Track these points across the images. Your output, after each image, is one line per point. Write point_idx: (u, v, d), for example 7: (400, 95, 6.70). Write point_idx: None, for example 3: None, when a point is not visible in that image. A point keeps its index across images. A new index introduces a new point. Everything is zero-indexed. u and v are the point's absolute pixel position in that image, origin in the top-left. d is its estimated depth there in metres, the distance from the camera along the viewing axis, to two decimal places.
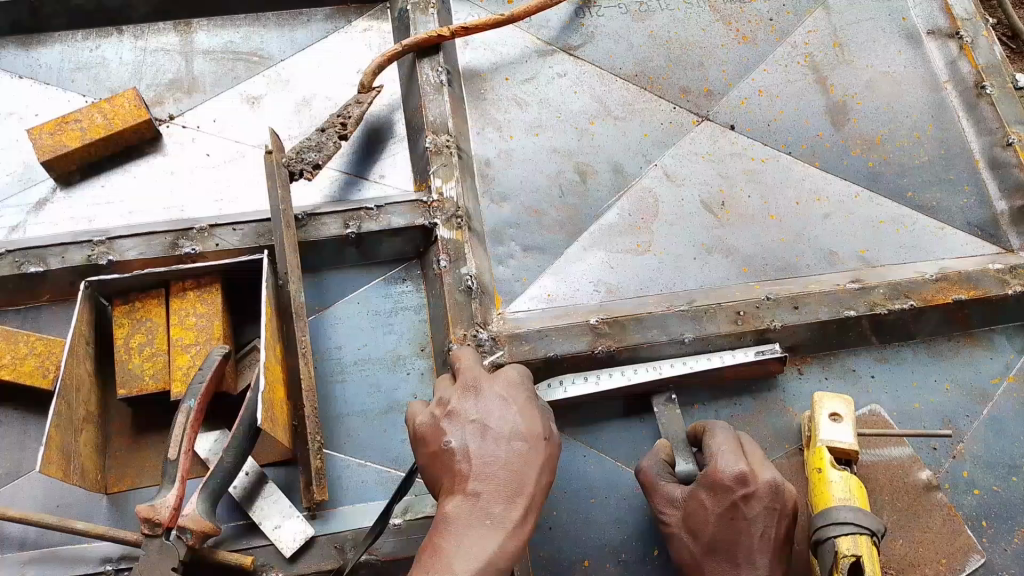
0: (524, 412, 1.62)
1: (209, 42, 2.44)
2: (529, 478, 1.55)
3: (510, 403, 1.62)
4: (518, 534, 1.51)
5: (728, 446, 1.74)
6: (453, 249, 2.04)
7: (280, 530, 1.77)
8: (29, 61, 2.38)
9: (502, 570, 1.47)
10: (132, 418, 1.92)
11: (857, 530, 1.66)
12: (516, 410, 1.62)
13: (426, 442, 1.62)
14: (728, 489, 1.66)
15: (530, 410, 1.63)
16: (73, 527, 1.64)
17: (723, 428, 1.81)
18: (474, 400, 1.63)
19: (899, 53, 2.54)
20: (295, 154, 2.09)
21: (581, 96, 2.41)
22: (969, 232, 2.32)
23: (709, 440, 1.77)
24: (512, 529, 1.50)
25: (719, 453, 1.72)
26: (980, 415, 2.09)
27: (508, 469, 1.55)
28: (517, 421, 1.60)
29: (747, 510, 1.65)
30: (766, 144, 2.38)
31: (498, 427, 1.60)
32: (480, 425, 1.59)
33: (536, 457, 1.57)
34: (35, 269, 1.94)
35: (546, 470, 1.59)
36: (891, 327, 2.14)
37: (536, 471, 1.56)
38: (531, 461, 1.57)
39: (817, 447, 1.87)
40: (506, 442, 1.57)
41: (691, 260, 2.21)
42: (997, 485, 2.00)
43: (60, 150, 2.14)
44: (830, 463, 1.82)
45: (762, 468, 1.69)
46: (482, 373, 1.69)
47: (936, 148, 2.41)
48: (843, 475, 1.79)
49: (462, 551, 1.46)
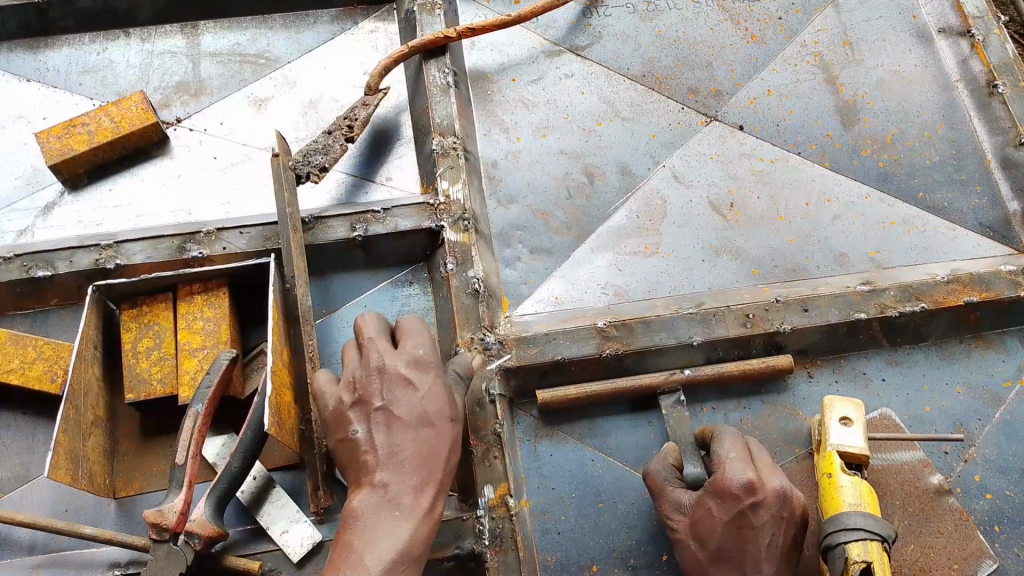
0: (431, 394, 1.61)
1: (215, 44, 2.44)
2: (439, 463, 1.59)
3: (417, 386, 1.60)
4: (427, 521, 1.56)
5: (737, 454, 1.72)
6: (460, 252, 2.04)
7: (288, 534, 1.76)
8: (36, 64, 2.39)
9: (416, 555, 1.53)
10: (140, 422, 1.92)
11: (867, 536, 1.64)
12: (424, 394, 1.60)
13: (334, 428, 1.62)
14: (736, 498, 1.64)
15: (438, 392, 1.62)
16: (82, 532, 1.65)
17: (731, 435, 1.79)
18: (382, 382, 1.60)
19: (909, 51, 2.51)
20: (301, 156, 2.09)
21: (589, 97, 2.39)
22: (981, 232, 2.29)
23: (718, 446, 1.76)
24: (422, 517, 1.55)
25: (726, 461, 1.70)
26: (992, 419, 2.06)
27: (414, 457, 1.57)
28: (424, 404, 1.59)
29: (754, 519, 1.64)
30: (775, 144, 2.36)
31: (407, 413, 1.59)
32: (387, 412, 1.58)
33: (442, 439, 1.60)
34: (43, 273, 1.95)
35: (453, 449, 1.62)
36: (901, 329, 2.12)
37: (444, 455, 1.59)
38: (436, 445, 1.59)
39: (827, 452, 1.85)
40: (412, 430, 1.58)
41: (699, 262, 2.19)
42: (1010, 490, 1.98)
43: (67, 154, 2.15)
44: (840, 467, 1.80)
45: (771, 477, 1.68)
46: (384, 346, 1.65)
47: (947, 148, 2.39)
48: (853, 480, 1.77)
49: (375, 543, 1.50)
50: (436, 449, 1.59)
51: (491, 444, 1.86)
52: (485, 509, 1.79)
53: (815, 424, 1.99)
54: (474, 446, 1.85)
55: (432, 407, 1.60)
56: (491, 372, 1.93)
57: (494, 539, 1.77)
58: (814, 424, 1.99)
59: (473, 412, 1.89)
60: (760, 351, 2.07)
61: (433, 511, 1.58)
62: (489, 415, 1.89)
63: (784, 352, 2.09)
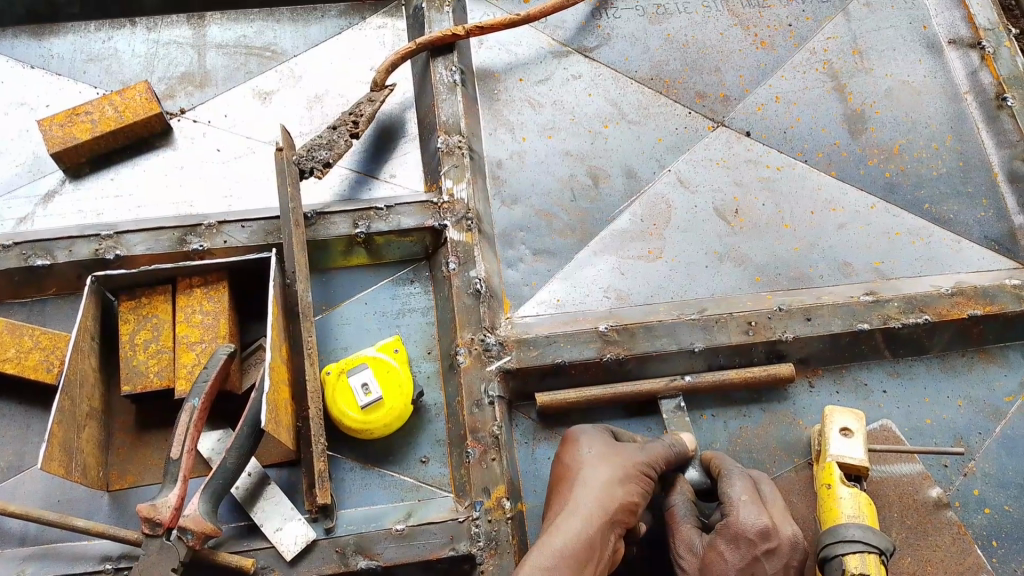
0: (573, 438, 1.76)
1: (222, 36, 2.43)
2: (579, 487, 1.66)
3: (566, 435, 1.78)
4: (567, 530, 1.58)
5: (747, 497, 1.71)
6: (463, 252, 2.03)
7: (281, 532, 1.74)
8: (41, 51, 2.37)
9: (552, 558, 1.53)
10: (136, 414, 1.91)
11: (862, 546, 1.64)
12: (568, 438, 1.77)
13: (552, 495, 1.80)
14: (751, 543, 1.64)
15: (588, 435, 1.77)
16: (75, 524, 1.64)
17: (738, 473, 1.78)
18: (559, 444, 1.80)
19: (919, 62, 2.50)
20: (305, 151, 2.08)
21: (596, 99, 2.38)
22: (986, 245, 2.28)
23: (727, 486, 1.74)
24: (560, 528, 1.59)
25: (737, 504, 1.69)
26: (992, 433, 2.05)
27: (559, 490, 1.69)
28: (566, 449, 1.75)
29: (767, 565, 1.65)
30: (782, 152, 2.34)
31: (559, 461, 1.75)
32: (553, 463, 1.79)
33: (613, 481, 1.67)
34: (42, 262, 1.93)
35: (601, 479, 1.66)
36: (905, 340, 2.11)
37: (584, 482, 1.66)
38: (579, 477, 1.68)
39: (826, 463, 1.84)
40: (558, 470, 1.73)
41: (703, 268, 2.18)
42: (1009, 505, 1.97)
43: (69, 142, 2.13)
44: (838, 479, 1.79)
45: (784, 525, 1.69)
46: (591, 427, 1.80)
47: (954, 160, 2.37)
48: (850, 492, 1.76)
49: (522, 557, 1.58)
50: (608, 486, 1.65)
51: (488, 446, 1.84)
52: (481, 512, 1.78)
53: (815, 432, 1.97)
54: (471, 447, 1.83)
55: (651, 462, 1.74)
56: (490, 373, 1.92)
57: (489, 542, 1.76)
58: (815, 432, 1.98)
59: (471, 412, 1.87)
60: (762, 360, 2.06)
61: (592, 529, 1.60)
62: (488, 417, 1.87)
63: (786, 360, 2.07)
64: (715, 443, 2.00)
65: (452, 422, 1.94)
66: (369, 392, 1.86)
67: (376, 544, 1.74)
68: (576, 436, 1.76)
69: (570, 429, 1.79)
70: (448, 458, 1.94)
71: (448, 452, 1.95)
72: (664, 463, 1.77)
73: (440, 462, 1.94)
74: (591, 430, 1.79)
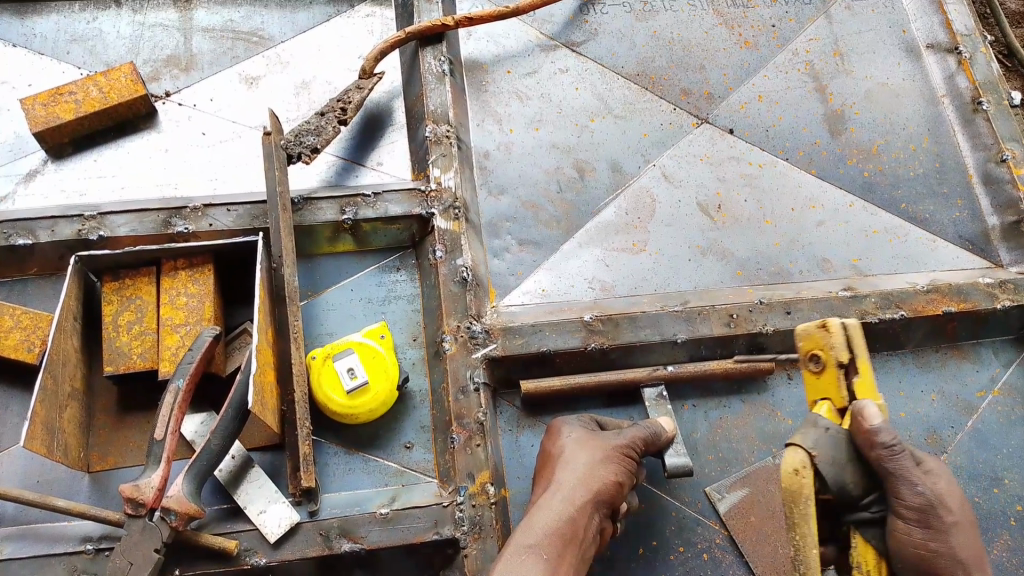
0: (557, 431, 1.82)
1: (208, 20, 2.41)
2: (561, 470, 1.68)
3: (552, 430, 1.83)
4: (550, 509, 1.59)
5: (835, 456, 1.39)
6: (450, 240, 2.04)
7: (265, 514, 1.74)
8: (23, 30, 2.34)
9: (539, 536, 1.53)
10: (118, 396, 1.89)
11: (874, 542, 1.41)
12: (554, 432, 1.82)
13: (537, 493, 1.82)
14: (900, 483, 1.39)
15: (573, 428, 1.81)
16: (55, 504, 1.62)
17: (847, 459, 1.41)
18: (546, 437, 1.85)
19: (898, 65, 2.55)
20: (293, 136, 2.07)
21: (583, 93, 2.40)
22: (960, 245, 2.35)
23: (795, 437, 1.40)
24: (544, 509, 1.60)
25: (840, 483, 1.39)
26: (964, 427, 2.11)
27: (545, 478, 1.72)
28: (552, 441, 1.80)
29: (908, 539, 1.38)
30: (764, 150, 2.39)
31: (546, 453, 1.79)
32: (540, 457, 1.82)
33: (593, 462, 1.69)
34: (23, 241, 1.91)
35: (582, 461, 1.69)
36: (881, 335, 2.16)
37: (565, 466, 1.69)
38: (562, 463, 1.71)
39: (834, 366, 1.47)
40: (546, 461, 1.77)
41: (686, 262, 2.22)
42: (979, 496, 2.04)
43: (52, 122, 2.11)
44: (825, 386, 1.50)
45: (914, 475, 1.39)
46: (572, 418, 1.86)
47: (931, 162, 2.43)
48: (820, 403, 1.51)
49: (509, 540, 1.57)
50: (589, 466, 1.67)
51: (473, 432, 1.85)
52: (465, 497, 1.79)
53: (821, 331, 1.48)
54: (456, 433, 1.84)
55: (631, 444, 1.76)
56: (475, 361, 1.93)
57: (473, 526, 1.77)
58: (820, 333, 1.48)
59: (457, 399, 1.88)
60: (742, 352, 2.10)
61: (575, 509, 1.60)
62: (473, 403, 1.88)
63: (765, 352, 2.11)
64: (695, 432, 2.03)
65: (437, 409, 1.95)
66: (355, 376, 1.86)
67: (360, 527, 1.74)
68: (559, 425, 1.82)
69: (553, 419, 1.86)
70: (432, 444, 1.96)
71: (432, 438, 1.96)
72: (644, 446, 1.78)
73: (424, 448, 1.95)
74: (573, 420, 1.85)
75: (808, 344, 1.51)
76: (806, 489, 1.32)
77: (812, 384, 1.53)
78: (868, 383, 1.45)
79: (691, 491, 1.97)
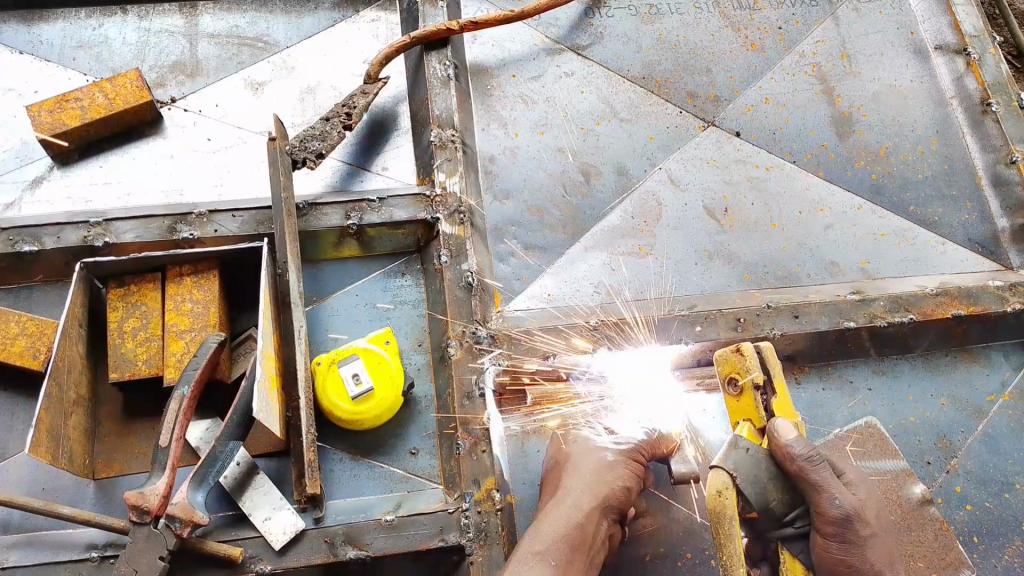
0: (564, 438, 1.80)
1: (214, 26, 2.42)
2: (569, 477, 1.67)
3: (560, 436, 1.82)
4: (559, 516, 1.58)
5: (755, 475, 1.55)
6: (454, 245, 2.03)
7: (270, 521, 1.73)
8: (30, 37, 2.35)
9: (547, 543, 1.53)
10: (124, 402, 1.89)
11: (800, 556, 1.58)
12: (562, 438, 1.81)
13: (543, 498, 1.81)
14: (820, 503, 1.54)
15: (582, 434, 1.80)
16: (60, 512, 1.61)
17: (768, 477, 1.56)
18: (553, 443, 1.83)
19: (906, 66, 2.54)
20: (298, 142, 2.07)
21: (588, 96, 2.39)
22: (970, 247, 2.32)
23: (718, 459, 1.56)
24: (553, 516, 1.59)
25: (762, 501, 1.55)
26: (975, 432, 2.09)
27: (552, 486, 1.71)
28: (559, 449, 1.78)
29: (826, 552, 1.53)
30: (771, 153, 2.37)
31: (554, 459, 1.78)
32: (548, 462, 1.81)
33: (601, 467, 1.68)
34: (29, 248, 1.91)
35: (591, 467, 1.68)
36: (890, 339, 2.15)
37: (572, 473, 1.68)
38: (569, 470, 1.70)
39: (750, 389, 1.64)
40: (553, 467, 1.76)
41: (692, 265, 2.20)
42: (990, 502, 2.01)
43: (59, 129, 2.11)
44: (746, 407, 1.65)
45: (827, 492, 1.53)
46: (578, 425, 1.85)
47: (940, 164, 2.41)
48: (741, 423, 1.66)
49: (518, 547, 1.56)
50: (597, 472, 1.66)
51: (479, 438, 1.84)
52: (471, 503, 1.78)
53: (736, 357, 1.66)
54: (461, 439, 1.83)
55: (639, 449, 1.74)
56: (481, 366, 1.92)
57: (478, 533, 1.76)
58: (736, 358, 1.66)
59: (462, 405, 1.87)
60: None
61: (582, 516, 1.59)
62: (479, 409, 1.87)
63: None
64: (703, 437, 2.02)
65: (442, 415, 1.95)
66: (360, 383, 1.86)
67: (366, 534, 1.73)
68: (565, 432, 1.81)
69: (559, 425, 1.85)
70: (438, 450, 1.95)
71: (438, 444, 1.96)
72: (652, 450, 1.77)
73: (429, 454, 1.94)
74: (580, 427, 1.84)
75: (728, 369, 1.68)
76: (729, 509, 1.49)
77: (734, 407, 1.69)
78: (779, 399, 1.63)
79: (698, 496, 1.95)
